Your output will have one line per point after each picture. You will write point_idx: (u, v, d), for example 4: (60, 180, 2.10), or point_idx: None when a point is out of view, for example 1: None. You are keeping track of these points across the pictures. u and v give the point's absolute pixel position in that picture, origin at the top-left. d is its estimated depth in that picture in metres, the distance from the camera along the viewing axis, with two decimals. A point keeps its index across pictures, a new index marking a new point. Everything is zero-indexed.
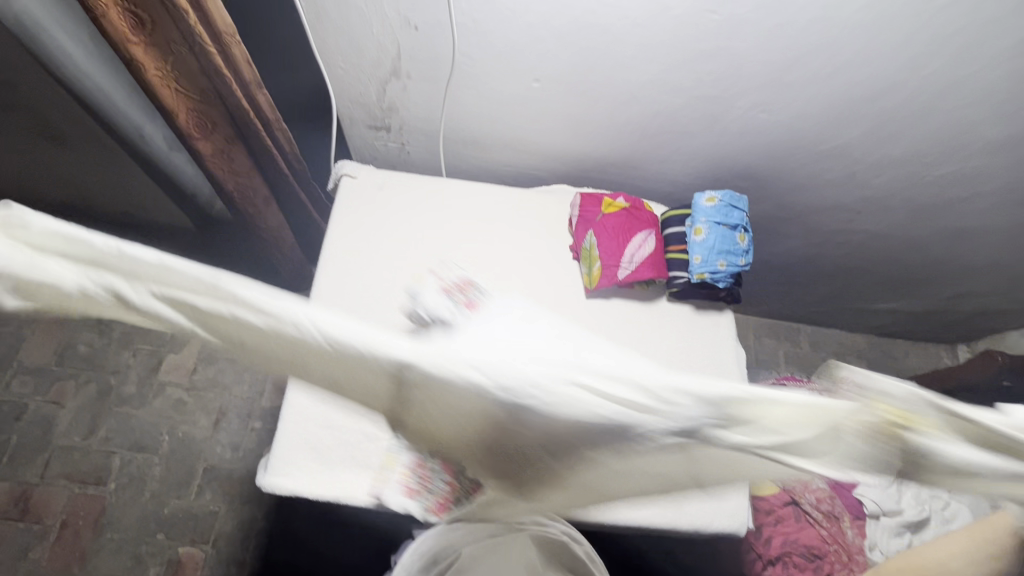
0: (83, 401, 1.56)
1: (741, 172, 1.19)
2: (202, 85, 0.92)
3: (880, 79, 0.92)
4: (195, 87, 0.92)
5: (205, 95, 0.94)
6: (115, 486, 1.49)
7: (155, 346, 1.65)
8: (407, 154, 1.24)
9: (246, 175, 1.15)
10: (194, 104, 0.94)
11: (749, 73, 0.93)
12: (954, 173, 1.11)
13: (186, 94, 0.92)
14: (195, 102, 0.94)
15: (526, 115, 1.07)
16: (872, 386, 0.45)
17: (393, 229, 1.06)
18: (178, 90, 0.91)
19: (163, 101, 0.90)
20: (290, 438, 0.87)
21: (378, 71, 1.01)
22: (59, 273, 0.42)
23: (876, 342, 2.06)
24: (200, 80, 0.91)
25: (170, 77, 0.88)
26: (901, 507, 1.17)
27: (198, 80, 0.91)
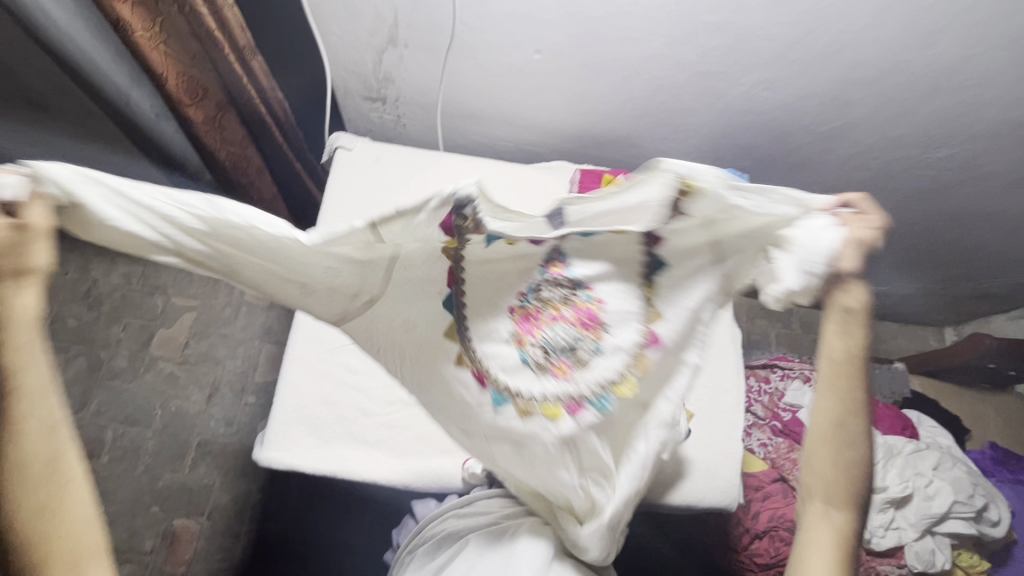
0: (73, 374, 1.55)
1: (741, 152, 1.18)
2: (192, 48, 0.90)
3: (886, 59, 0.90)
4: (186, 51, 0.89)
5: (195, 59, 0.92)
6: (108, 459, 1.48)
7: (147, 320, 1.63)
8: (403, 127, 1.21)
9: (239, 145, 1.11)
10: (185, 68, 0.90)
11: (755, 49, 0.91)
12: (953, 156, 1.11)
13: (176, 58, 0.88)
14: (186, 67, 0.90)
15: (526, 88, 1.05)
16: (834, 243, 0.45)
17: (389, 202, 1.04)
18: (168, 53, 0.86)
19: (153, 65, 0.85)
20: (286, 411, 0.87)
21: (374, 40, 0.98)
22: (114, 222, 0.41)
23: None
24: (189, 43, 0.89)
25: (159, 39, 0.84)
26: (886, 484, 1.18)
27: (188, 43, 0.89)
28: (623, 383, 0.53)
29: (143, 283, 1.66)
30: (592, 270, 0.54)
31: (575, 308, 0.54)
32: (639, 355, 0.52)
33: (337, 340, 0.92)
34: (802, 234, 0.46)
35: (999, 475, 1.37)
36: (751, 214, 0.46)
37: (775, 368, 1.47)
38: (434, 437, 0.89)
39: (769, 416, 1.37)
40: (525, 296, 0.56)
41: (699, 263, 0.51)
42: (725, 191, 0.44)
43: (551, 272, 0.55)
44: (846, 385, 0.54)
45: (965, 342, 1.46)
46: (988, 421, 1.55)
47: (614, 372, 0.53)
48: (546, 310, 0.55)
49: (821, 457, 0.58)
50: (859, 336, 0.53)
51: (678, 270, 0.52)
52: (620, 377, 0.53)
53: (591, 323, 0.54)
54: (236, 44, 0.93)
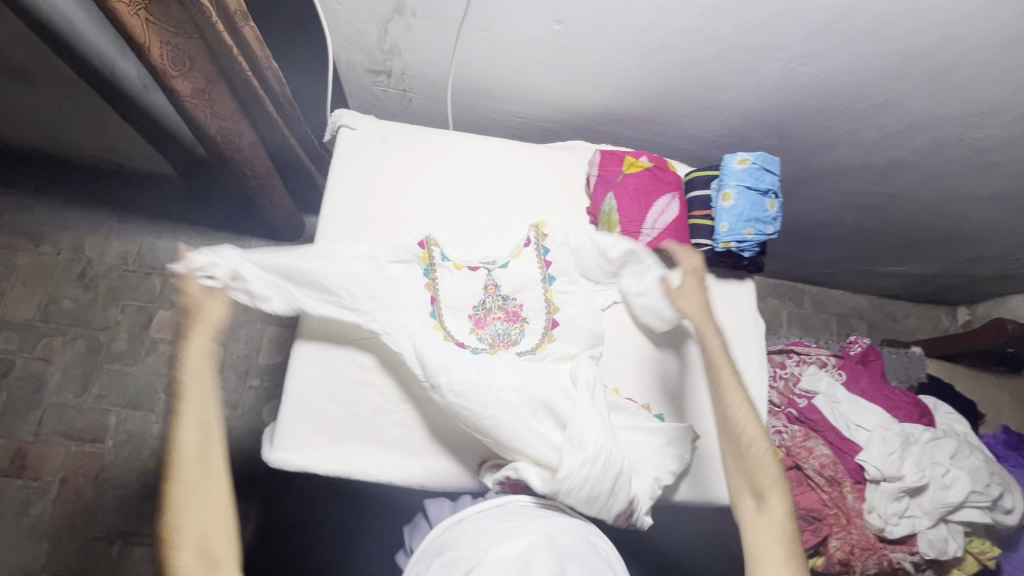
0: (73, 357, 1.51)
1: (767, 132, 1.12)
2: (176, 14, 0.82)
3: (938, 32, 0.83)
4: (169, 17, 0.81)
5: (180, 26, 0.84)
6: (114, 444, 1.47)
7: (145, 302, 1.58)
8: (409, 103, 1.14)
9: (231, 122, 1.02)
10: (169, 36, 0.82)
11: (795, 20, 0.84)
12: (995, 136, 1.04)
13: (159, 24, 0.80)
14: (170, 36, 0.83)
15: (543, 63, 0.98)
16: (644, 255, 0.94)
17: (400, 185, 0.98)
18: (150, 21, 0.78)
19: (134, 33, 0.77)
20: (295, 411, 0.83)
21: (379, 8, 0.90)
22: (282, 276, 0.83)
23: (879, 304, 2.05)
24: (173, 9, 0.81)
25: (138, 3, 0.76)
26: (903, 473, 1.17)
27: (172, 9, 0.81)
28: (540, 349, 0.92)
29: (139, 264, 1.60)
30: (512, 289, 0.94)
31: (506, 310, 0.93)
32: (548, 333, 0.93)
33: (347, 337, 0.88)
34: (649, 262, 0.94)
35: (1012, 461, 1.37)
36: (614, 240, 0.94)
37: (791, 353, 1.44)
38: (449, 436, 0.86)
39: (785, 402, 1.35)
40: (478, 307, 0.92)
41: (574, 277, 0.97)
42: (559, 228, 0.98)
43: (488, 292, 0.93)
44: (721, 360, 0.85)
45: (986, 327, 1.43)
46: (1001, 405, 1.53)
47: (535, 343, 0.92)
48: (490, 313, 0.92)
49: (723, 427, 0.82)
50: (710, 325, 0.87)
51: (564, 281, 0.96)
52: (537, 344, 0.92)
53: (516, 318, 0.93)
54: (224, 6, 0.86)
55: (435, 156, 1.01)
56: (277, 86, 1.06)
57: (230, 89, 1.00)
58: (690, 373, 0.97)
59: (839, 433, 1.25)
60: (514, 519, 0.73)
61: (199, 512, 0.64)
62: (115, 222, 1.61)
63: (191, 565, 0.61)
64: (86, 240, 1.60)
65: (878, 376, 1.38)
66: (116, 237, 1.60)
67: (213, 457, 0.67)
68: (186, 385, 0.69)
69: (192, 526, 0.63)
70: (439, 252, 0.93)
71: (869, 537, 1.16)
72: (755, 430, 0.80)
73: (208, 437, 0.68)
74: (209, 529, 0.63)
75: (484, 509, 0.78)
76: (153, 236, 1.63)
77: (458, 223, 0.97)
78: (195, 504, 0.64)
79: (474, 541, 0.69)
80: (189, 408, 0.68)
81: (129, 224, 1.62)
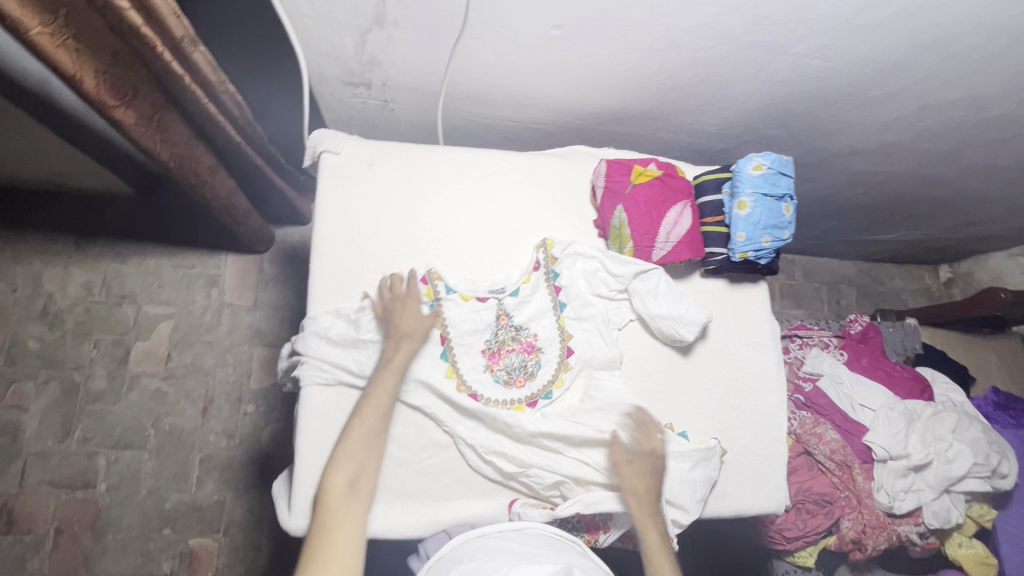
0: (49, 401, 1.42)
1: (774, 122, 1.07)
2: (113, 43, 0.70)
3: (959, 21, 0.78)
4: (105, 48, 0.70)
5: (119, 55, 0.72)
6: (106, 487, 1.40)
7: (119, 335, 1.48)
8: (391, 113, 1.04)
9: (186, 146, 0.91)
10: (106, 66, 0.71)
11: (812, 15, 0.78)
12: (1005, 115, 1.02)
13: (93, 55, 0.69)
14: (105, 65, 0.71)
15: (539, 68, 0.90)
16: (651, 273, 0.91)
17: (392, 214, 0.89)
18: (79, 50, 0.66)
19: (62, 67, 0.66)
20: (313, 473, 0.80)
21: (355, 20, 0.80)
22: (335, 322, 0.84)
23: (867, 268, 2.08)
24: (108, 38, 0.69)
25: (64, 32, 0.64)
26: (909, 451, 1.20)
27: (108, 38, 0.69)
28: (556, 381, 0.88)
29: (106, 293, 1.48)
30: (525, 317, 0.89)
31: (521, 341, 0.88)
32: (564, 361, 0.89)
33: (356, 386, 0.82)
34: (657, 277, 0.92)
35: (1003, 421, 1.43)
36: (621, 259, 0.92)
37: (795, 337, 1.45)
38: (475, 481, 0.84)
39: (790, 387, 1.34)
40: (491, 340, 0.88)
41: (585, 298, 0.92)
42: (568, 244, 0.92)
43: (501, 325, 0.88)
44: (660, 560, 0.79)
45: (979, 295, 1.45)
46: (989, 366, 1.59)
47: (552, 374, 0.89)
48: (504, 347, 0.87)
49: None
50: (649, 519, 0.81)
51: (575, 306, 0.92)
52: (554, 376, 0.88)
53: (532, 349, 0.88)
54: (168, 35, 0.71)
55: (429, 173, 0.92)
56: (239, 112, 0.92)
57: (183, 114, 0.88)
58: (710, 384, 0.94)
59: (844, 415, 1.27)
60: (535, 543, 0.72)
61: (355, 457, 0.76)
62: (73, 249, 1.48)
63: (339, 484, 0.74)
64: (42, 273, 1.47)
65: (878, 353, 1.40)
66: (76, 267, 1.48)
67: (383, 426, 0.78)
68: (395, 354, 0.80)
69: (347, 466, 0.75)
70: (443, 285, 0.87)
71: (879, 515, 1.20)
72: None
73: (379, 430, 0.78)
74: (356, 483, 0.75)
75: (502, 534, 0.74)
76: (118, 261, 1.51)
77: (459, 252, 0.90)
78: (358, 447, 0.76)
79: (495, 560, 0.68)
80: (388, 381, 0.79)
81: (87, 251, 1.48)
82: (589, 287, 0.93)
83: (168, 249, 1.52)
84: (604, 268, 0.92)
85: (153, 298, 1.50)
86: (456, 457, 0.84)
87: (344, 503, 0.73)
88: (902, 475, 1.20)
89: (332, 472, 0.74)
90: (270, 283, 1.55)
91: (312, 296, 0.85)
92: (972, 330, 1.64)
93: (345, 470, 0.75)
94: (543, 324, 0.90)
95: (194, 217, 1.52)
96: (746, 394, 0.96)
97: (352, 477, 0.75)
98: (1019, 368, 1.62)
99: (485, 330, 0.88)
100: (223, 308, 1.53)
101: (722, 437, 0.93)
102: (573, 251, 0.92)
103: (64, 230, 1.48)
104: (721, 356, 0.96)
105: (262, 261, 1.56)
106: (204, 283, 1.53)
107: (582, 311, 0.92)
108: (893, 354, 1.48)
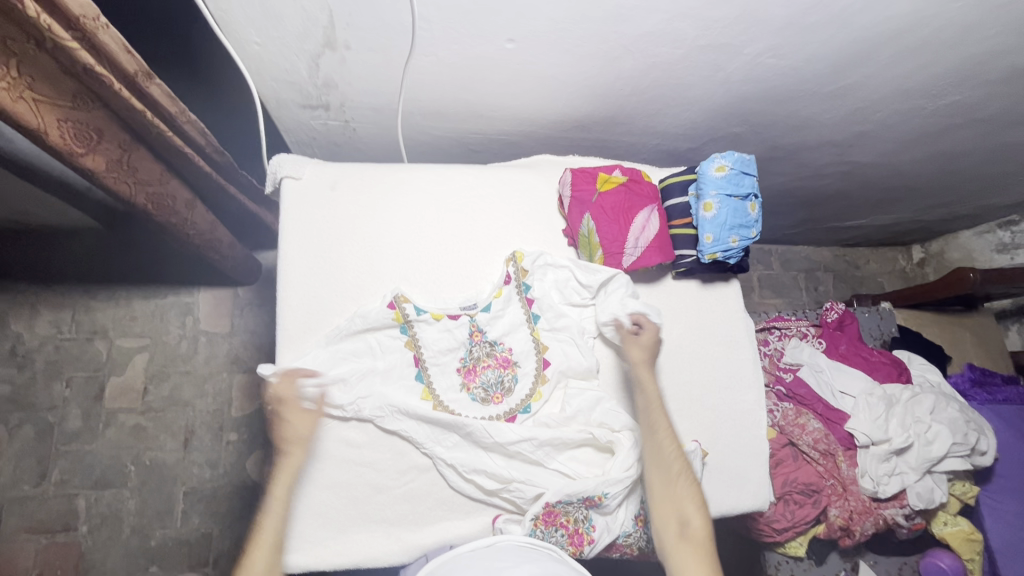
0: (22, 445, 1.38)
1: (736, 120, 1.07)
2: (70, 85, 0.66)
3: (907, 15, 0.79)
4: (64, 91, 0.66)
5: (77, 98, 0.68)
6: (88, 528, 1.37)
7: (92, 372, 1.44)
8: (352, 132, 1.03)
9: (160, 185, 0.88)
10: (69, 113, 0.67)
11: (763, 16, 0.78)
12: (960, 101, 1.03)
13: (53, 104, 0.65)
14: (67, 111, 0.67)
15: (498, 80, 0.89)
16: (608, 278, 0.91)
17: (358, 237, 0.88)
18: (38, 101, 0.63)
19: (24, 121, 0.62)
20: (291, 506, 0.78)
21: (306, 44, 0.78)
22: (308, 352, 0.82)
23: (843, 254, 2.11)
24: (65, 81, 0.65)
25: (21, 84, 0.60)
26: (890, 436, 1.22)
27: (67, 83, 0.66)
28: (535, 394, 0.88)
29: (77, 329, 1.45)
30: (499, 332, 0.89)
31: (496, 356, 0.88)
32: (540, 373, 0.89)
33: (332, 416, 0.81)
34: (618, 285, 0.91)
35: (979, 398, 1.46)
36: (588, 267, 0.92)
37: (773, 329, 1.46)
38: (457, 502, 0.83)
39: (772, 379, 1.37)
40: (466, 358, 0.87)
41: (558, 307, 0.92)
42: (537, 256, 0.92)
43: (474, 341, 0.87)
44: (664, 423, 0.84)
45: (949, 276, 1.48)
46: (964, 344, 1.63)
47: (530, 387, 0.88)
48: (479, 363, 0.87)
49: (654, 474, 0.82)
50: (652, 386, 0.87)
51: (549, 317, 0.92)
52: (532, 390, 0.88)
53: (507, 364, 0.88)
54: (122, 72, 0.69)
55: (395, 192, 0.91)
56: (205, 140, 0.89)
57: (150, 149, 0.84)
58: (687, 385, 0.95)
59: (826, 404, 1.29)
60: (514, 551, 0.72)
61: None
62: (38, 287, 1.44)
63: None
64: (8, 313, 1.42)
65: (856, 339, 1.41)
66: (43, 305, 1.44)
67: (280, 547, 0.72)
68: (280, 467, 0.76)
69: None
70: (412, 306, 0.86)
71: (864, 501, 1.22)
72: (685, 476, 0.81)
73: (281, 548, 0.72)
74: None
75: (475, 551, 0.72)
76: (87, 296, 1.47)
77: (430, 271, 0.89)
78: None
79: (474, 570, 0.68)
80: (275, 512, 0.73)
81: (55, 289, 1.45)
82: (562, 295, 0.92)
83: (138, 281, 1.48)
84: (577, 276, 0.92)
85: (126, 332, 1.47)
86: (437, 480, 0.83)
87: None
88: (886, 458, 1.21)
89: None
90: (246, 308, 1.53)
91: (281, 327, 0.83)
92: (945, 309, 1.67)
93: None
94: (518, 337, 0.90)
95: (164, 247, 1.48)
96: (724, 393, 0.96)
97: None
98: (992, 344, 1.65)
99: (460, 348, 0.87)
100: (199, 336, 1.50)
101: (704, 436, 0.93)
102: (542, 261, 0.92)
103: (27, 269, 1.43)
104: (696, 357, 0.97)
105: (237, 286, 1.53)
106: (179, 312, 1.50)
107: (558, 321, 0.91)
108: (870, 339, 1.50)
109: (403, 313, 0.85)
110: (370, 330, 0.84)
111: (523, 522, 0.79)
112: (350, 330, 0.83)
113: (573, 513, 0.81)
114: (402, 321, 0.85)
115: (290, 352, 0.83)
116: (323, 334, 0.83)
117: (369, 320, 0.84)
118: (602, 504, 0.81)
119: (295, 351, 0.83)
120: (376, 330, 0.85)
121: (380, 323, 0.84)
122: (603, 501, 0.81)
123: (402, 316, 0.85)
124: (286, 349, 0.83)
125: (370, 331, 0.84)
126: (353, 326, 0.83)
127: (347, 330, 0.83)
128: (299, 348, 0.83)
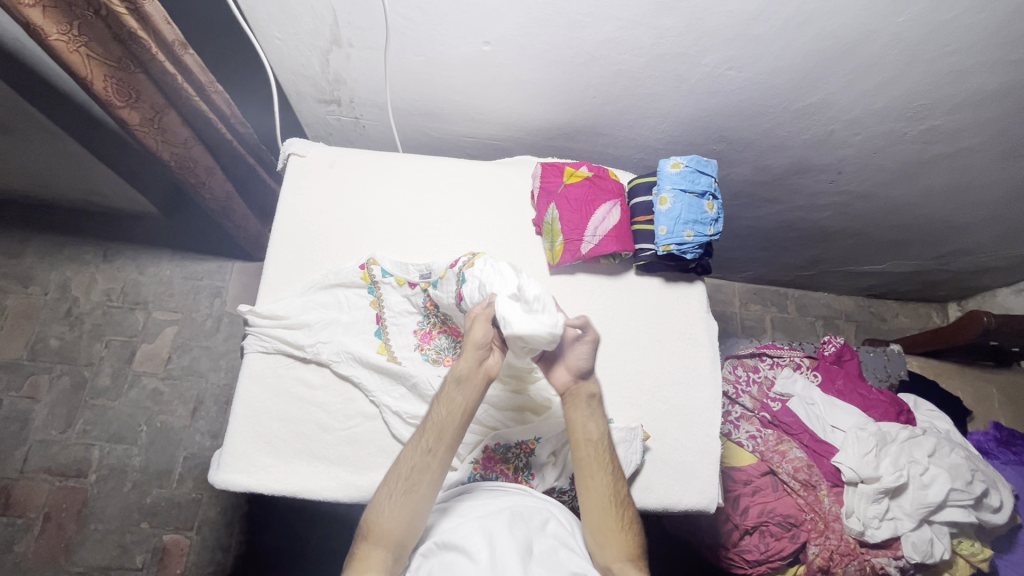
0: (58, 393, 1.55)
1: (713, 136, 1.14)
2: (117, 50, 0.76)
3: (851, 28, 0.85)
4: (111, 54, 0.76)
5: (121, 61, 0.77)
6: (96, 478, 1.49)
7: (128, 337, 1.61)
8: (362, 129, 1.17)
9: (185, 148, 0.99)
10: (113, 71, 0.79)
11: (712, 27, 0.86)
12: (939, 127, 1.04)
13: (102, 62, 0.76)
14: (112, 70, 0.78)
15: (481, 82, 1.01)
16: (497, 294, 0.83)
17: (346, 209, 1.00)
18: (90, 56, 0.74)
19: (73, 67, 0.74)
20: (244, 432, 0.85)
21: (317, 40, 0.94)
22: (284, 296, 0.93)
23: (868, 304, 2.03)
24: (113, 45, 0.75)
25: (78, 41, 0.72)
26: (880, 474, 1.11)
27: (114, 47, 0.75)
28: None
29: (123, 299, 1.64)
30: None
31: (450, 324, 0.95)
32: None
33: (294, 355, 0.90)
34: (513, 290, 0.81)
35: (1002, 457, 1.33)
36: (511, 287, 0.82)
37: (764, 357, 1.40)
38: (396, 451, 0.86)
39: (758, 406, 1.32)
40: (424, 322, 0.96)
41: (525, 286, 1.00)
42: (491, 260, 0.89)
43: (428, 310, 0.94)
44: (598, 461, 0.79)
45: (964, 320, 1.40)
46: (990, 400, 1.50)
47: None
48: (435, 328, 0.95)
49: (589, 504, 0.79)
50: (593, 421, 0.81)
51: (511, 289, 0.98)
52: None
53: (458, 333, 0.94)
54: (162, 39, 0.77)
55: (385, 174, 1.03)
56: (230, 112, 0.97)
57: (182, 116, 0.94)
58: (640, 375, 0.97)
59: (813, 435, 1.23)
60: (487, 494, 0.82)
61: (406, 480, 0.75)
62: (99, 259, 1.65)
63: (392, 503, 0.74)
64: (71, 279, 1.64)
65: (855, 376, 1.36)
66: (100, 275, 1.64)
67: (436, 443, 0.76)
68: (460, 372, 0.78)
69: (403, 487, 0.75)
70: (379, 269, 0.95)
71: (849, 542, 1.13)
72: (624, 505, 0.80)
73: (434, 445, 0.76)
74: (412, 502, 0.75)
75: (453, 498, 0.83)
76: (136, 273, 1.67)
77: (405, 243, 0.99)
78: (412, 466, 0.76)
79: (455, 517, 0.78)
80: (446, 408, 0.77)
81: (112, 262, 1.65)
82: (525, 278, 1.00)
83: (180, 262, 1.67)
84: (538, 265, 1.01)
85: (163, 306, 1.65)
86: (379, 429, 0.87)
87: (398, 520, 0.74)
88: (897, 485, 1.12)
89: (384, 496, 0.75)
90: None
91: (265, 275, 0.95)
92: (971, 363, 1.56)
93: (403, 491, 0.75)
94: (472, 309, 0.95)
95: (207, 236, 1.68)
96: (679, 387, 0.97)
97: (411, 497, 0.75)
98: None
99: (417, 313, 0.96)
100: (223, 317, 1.66)
101: (653, 426, 0.93)
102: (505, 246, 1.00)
103: (92, 244, 1.65)
104: (653, 349, 0.98)
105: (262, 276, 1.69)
106: (210, 293, 1.67)
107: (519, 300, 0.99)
108: (876, 380, 1.42)
109: (370, 276, 0.94)
110: (341, 287, 0.95)
111: (462, 467, 0.88)
112: (322, 283, 0.93)
113: (513, 463, 0.88)
114: (369, 281, 0.95)
115: (268, 296, 0.94)
116: (298, 284, 0.94)
117: (342, 279, 0.94)
118: (535, 451, 0.89)
119: (271, 295, 0.94)
120: (346, 288, 0.95)
121: (348, 281, 0.94)
122: (535, 447, 0.89)
123: (369, 277, 0.94)
124: (268, 293, 0.94)
125: (341, 288, 0.95)
126: (324, 280, 0.93)
127: (320, 283, 0.93)
128: (273, 292, 0.93)
